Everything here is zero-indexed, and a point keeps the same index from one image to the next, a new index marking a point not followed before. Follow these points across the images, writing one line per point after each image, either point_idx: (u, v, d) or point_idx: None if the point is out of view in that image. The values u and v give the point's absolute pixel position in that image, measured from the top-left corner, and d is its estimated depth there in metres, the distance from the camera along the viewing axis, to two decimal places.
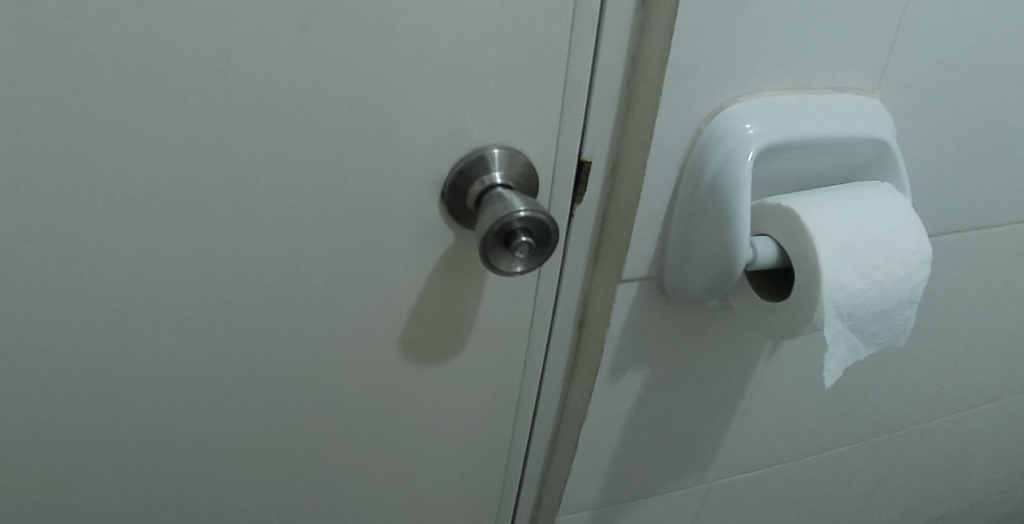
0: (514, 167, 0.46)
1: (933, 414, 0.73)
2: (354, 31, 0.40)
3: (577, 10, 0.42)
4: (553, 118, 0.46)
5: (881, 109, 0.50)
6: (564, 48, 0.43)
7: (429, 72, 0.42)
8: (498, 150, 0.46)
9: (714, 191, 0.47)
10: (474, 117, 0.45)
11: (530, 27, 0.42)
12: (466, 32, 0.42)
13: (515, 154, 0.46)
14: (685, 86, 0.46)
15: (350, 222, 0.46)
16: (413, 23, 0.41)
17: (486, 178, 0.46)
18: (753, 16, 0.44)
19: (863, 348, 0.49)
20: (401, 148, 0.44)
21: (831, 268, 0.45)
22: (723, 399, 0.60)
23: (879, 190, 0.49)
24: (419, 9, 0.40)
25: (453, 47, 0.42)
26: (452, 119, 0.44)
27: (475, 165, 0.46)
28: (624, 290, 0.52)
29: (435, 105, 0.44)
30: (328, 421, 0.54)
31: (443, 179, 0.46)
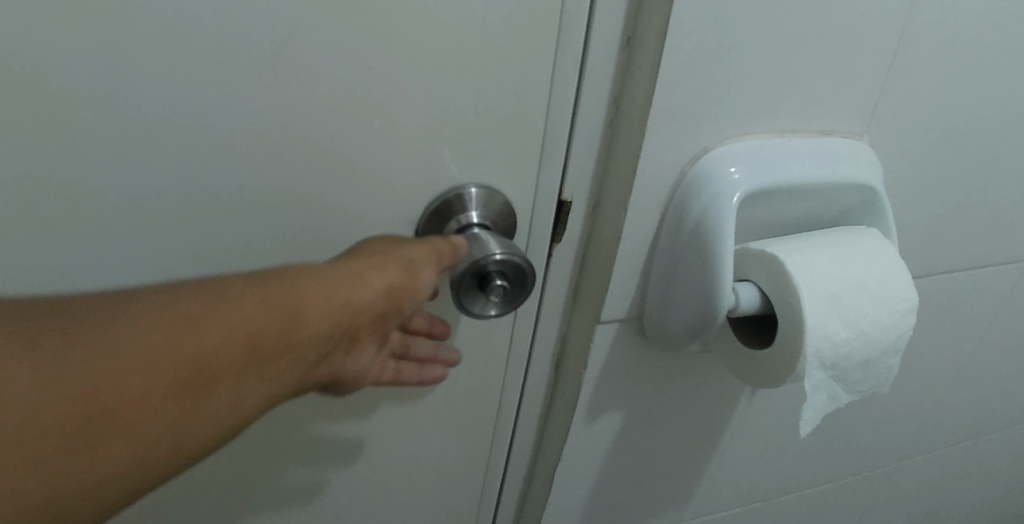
0: (492, 206, 0.45)
1: (916, 450, 0.72)
2: (329, 65, 0.39)
3: (562, 47, 0.41)
4: (533, 157, 0.44)
5: (869, 153, 0.49)
6: (547, 86, 0.42)
7: (408, 108, 0.41)
8: (475, 190, 0.44)
9: (697, 235, 0.46)
10: (452, 155, 0.43)
11: (513, 65, 0.41)
12: (448, 69, 0.40)
13: (493, 193, 0.45)
14: (670, 128, 0.44)
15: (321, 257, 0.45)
16: (393, 57, 0.39)
17: (462, 217, 0.45)
18: (741, 59, 0.43)
19: (844, 397, 0.48)
20: (375, 184, 0.43)
21: (815, 318, 0.44)
22: (704, 439, 0.59)
23: (866, 235, 0.48)
24: (398, 44, 0.39)
25: (434, 83, 0.40)
26: (428, 157, 0.43)
27: (452, 203, 0.44)
28: (603, 332, 0.50)
29: (412, 142, 0.42)
30: (296, 466, 0.51)
31: (417, 217, 0.45)
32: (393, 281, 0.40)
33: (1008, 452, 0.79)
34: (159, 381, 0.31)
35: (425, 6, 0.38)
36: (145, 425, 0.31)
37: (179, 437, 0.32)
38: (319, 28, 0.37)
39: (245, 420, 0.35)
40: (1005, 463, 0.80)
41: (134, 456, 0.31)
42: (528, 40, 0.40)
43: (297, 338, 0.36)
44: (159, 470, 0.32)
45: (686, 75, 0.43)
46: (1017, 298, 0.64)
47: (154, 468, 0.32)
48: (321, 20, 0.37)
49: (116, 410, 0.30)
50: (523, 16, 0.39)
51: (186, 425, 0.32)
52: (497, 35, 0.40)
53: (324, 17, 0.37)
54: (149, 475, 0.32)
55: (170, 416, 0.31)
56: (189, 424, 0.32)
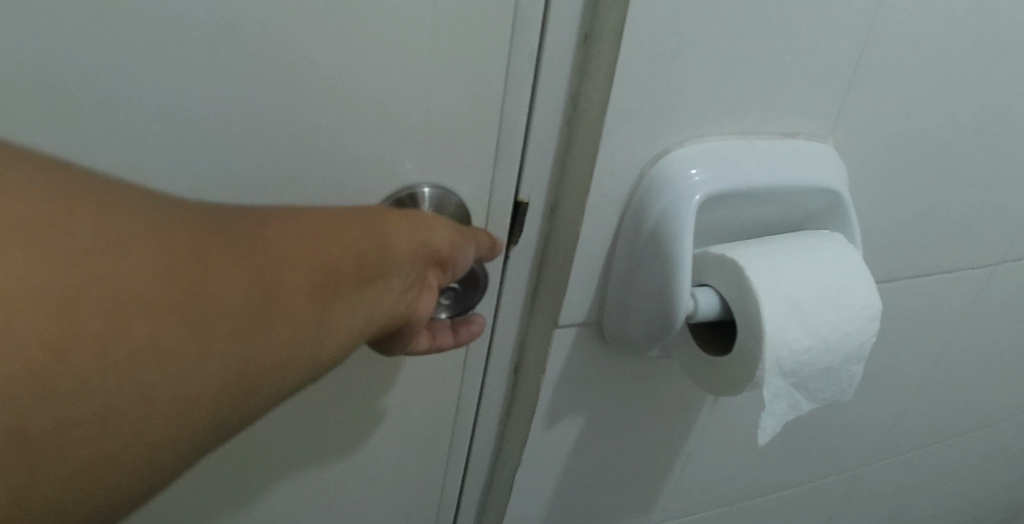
0: (445, 207, 0.44)
1: (885, 454, 0.71)
2: (272, 60, 0.37)
3: (516, 43, 0.40)
4: (487, 157, 0.43)
5: (833, 155, 0.48)
6: (501, 84, 0.41)
7: (356, 105, 0.39)
8: (428, 190, 0.43)
9: (656, 238, 0.45)
10: (404, 154, 0.42)
11: (465, 61, 0.39)
12: (396, 64, 0.39)
13: (446, 194, 0.43)
14: (628, 128, 0.43)
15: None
16: (339, 52, 0.37)
17: None
18: (702, 58, 0.42)
19: (806, 405, 0.47)
20: (322, 185, 0.41)
21: (774, 325, 0.42)
22: (667, 443, 0.58)
23: (829, 240, 0.47)
24: (344, 39, 0.37)
25: (383, 80, 0.39)
26: (378, 156, 0.41)
27: (404, 203, 0.43)
28: (561, 336, 0.49)
29: (360, 141, 0.41)
30: (243, 480, 0.49)
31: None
32: (461, 241, 0.40)
33: (977, 455, 0.79)
34: (298, 288, 0.33)
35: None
36: (284, 329, 0.32)
37: (307, 349, 0.34)
38: (260, 22, 0.36)
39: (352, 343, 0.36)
40: (974, 465, 0.80)
41: (273, 359, 0.32)
42: (480, 35, 0.39)
43: (391, 272, 0.37)
44: (290, 379, 0.33)
45: (645, 74, 0.41)
46: (984, 304, 0.63)
47: (289, 374, 0.33)
48: (262, 13, 0.35)
49: (266, 310, 0.32)
50: (474, 11, 0.38)
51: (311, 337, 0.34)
52: (447, 30, 0.38)
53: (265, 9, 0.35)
54: (283, 382, 0.33)
55: (298, 324, 0.33)
56: (314, 337, 0.34)
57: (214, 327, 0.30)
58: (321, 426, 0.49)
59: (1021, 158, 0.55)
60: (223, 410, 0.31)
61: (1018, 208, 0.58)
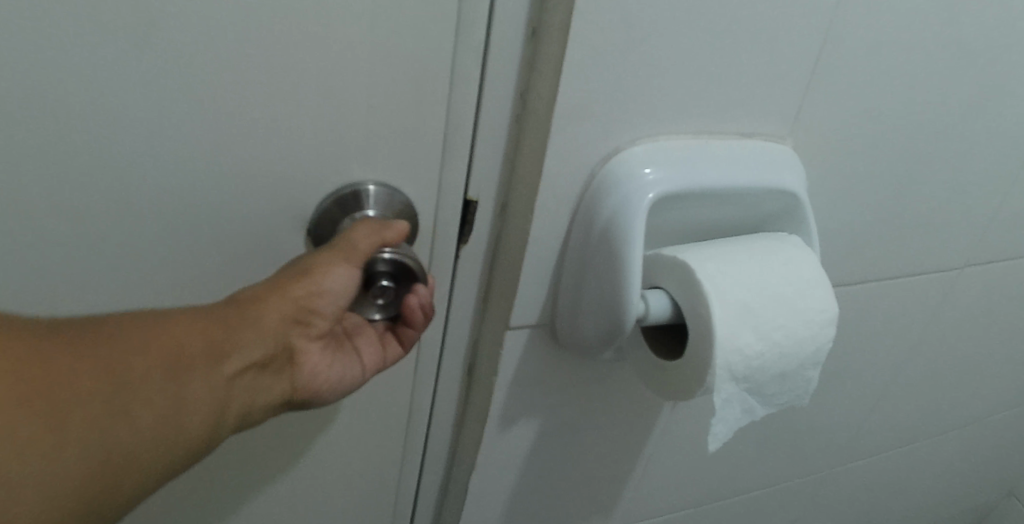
0: (392, 206, 0.42)
1: (850, 457, 0.71)
2: (200, 52, 0.35)
3: (459, 36, 0.38)
4: (435, 156, 0.42)
5: (791, 157, 0.47)
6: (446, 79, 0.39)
7: (293, 100, 0.38)
8: (374, 187, 0.41)
9: (606, 239, 0.44)
10: (347, 152, 0.40)
11: (407, 54, 0.38)
12: (335, 57, 0.37)
13: (394, 192, 0.42)
14: (578, 126, 0.42)
15: (208, 266, 0.41)
16: (273, 44, 0.36)
17: (358, 215, 0.41)
18: (653, 56, 0.41)
19: (759, 410, 0.46)
20: (260, 184, 0.40)
21: (725, 330, 0.41)
22: (626, 446, 0.57)
23: (786, 243, 0.46)
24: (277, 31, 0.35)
25: (321, 72, 0.37)
26: (318, 154, 0.40)
27: (347, 201, 0.41)
28: (513, 338, 0.48)
29: (299, 139, 0.39)
30: (195, 491, 0.47)
31: (309, 218, 0.41)
32: (314, 282, 0.38)
33: (942, 457, 0.79)
34: (146, 370, 0.34)
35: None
36: (142, 415, 0.33)
37: (167, 428, 0.34)
38: (188, 13, 0.34)
39: (219, 420, 0.37)
40: (939, 466, 0.80)
41: (131, 442, 0.33)
42: (424, 29, 0.37)
43: (242, 344, 0.37)
44: (157, 460, 0.34)
45: (594, 70, 0.40)
46: (950, 308, 0.63)
47: (152, 461, 0.34)
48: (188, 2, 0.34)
49: (121, 398, 0.32)
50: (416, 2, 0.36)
51: (172, 421, 0.35)
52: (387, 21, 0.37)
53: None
54: (150, 464, 0.34)
55: (157, 411, 0.34)
56: (175, 416, 0.35)
57: (68, 419, 0.31)
58: (291, 436, 0.48)
59: (985, 162, 0.54)
60: (88, 501, 0.32)
61: (983, 211, 0.57)
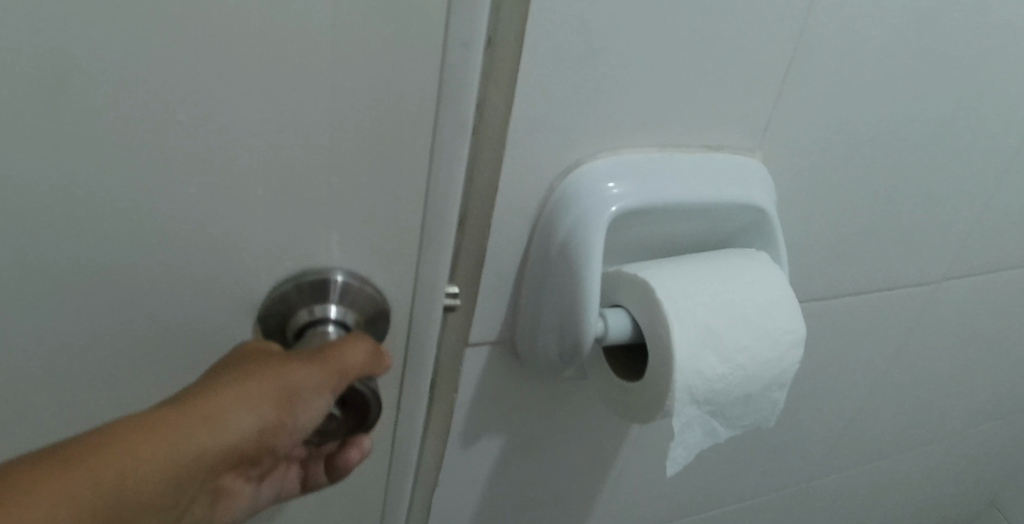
0: (356, 300, 0.35)
1: (827, 469, 0.70)
2: (94, 73, 0.26)
3: (446, 106, 0.30)
4: (406, 243, 0.34)
5: (761, 171, 0.46)
6: (425, 153, 0.31)
7: (226, 175, 0.29)
8: (342, 277, 0.34)
9: (564, 255, 0.42)
10: (295, 198, 0.31)
11: (377, 123, 0.30)
12: (282, 125, 0.29)
13: (362, 283, 0.34)
14: (534, 139, 0.40)
15: (100, 354, 0.33)
16: (201, 105, 0.27)
17: (316, 307, 0.34)
18: (613, 67, 0.39)
19: (722, 433, 0.44)
20: (170, 266, 0.31)
21: (685, 353, 0.40)
22: (593, 462, 0.56)
23: (753, 260, 0.44)
24: (202, 88, 0.27)
25: (262, 141, 0.29)
26: (260, 237, 0.32)
27: (307, 290, 0.33)
28: (472, 355, 0.47)
29: (230, 181, 0.30)
30: None
31: (259, 304, 0.34)
32: (297, 413, 0.32)
33: (921, 468, 0.78)
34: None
35: (240, 33, 0.26)
36: None
37: None
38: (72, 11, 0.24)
39: None
40: (919, 477, 0.79)
41: None
42: (394, 54, 0.28)
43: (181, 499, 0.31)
44: None
45: (551, 80, 0.38)
46: (928, 322, 0.61)
47: None
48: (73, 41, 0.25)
49: None
50: (388, 59, 0.28)
51: None
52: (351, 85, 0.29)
53: (77, 33, 0.25)
54: None
55: None
56: None
57: None
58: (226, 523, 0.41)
59: (962, 174, 0.52)
60: None
61: (960, 225, 0.56)
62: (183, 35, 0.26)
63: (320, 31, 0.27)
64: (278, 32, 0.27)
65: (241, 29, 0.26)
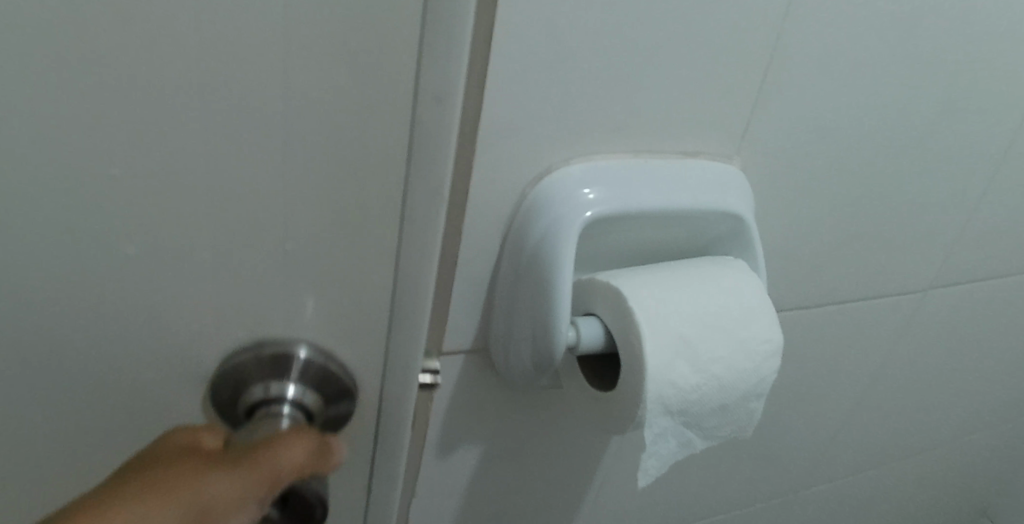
0: (320, 380, 0.30)
1: (815, 479, 0.69)
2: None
3: (418, 169, 0.25)
4: (377, 321, 0.29)
5: (740, 178, 0.45)
6: (394, 221, 0.26)
7: (156, 247, 0.25)
8: (306, 352, 0.29)
9: (536, 263, 0.41)
10: (241, 265, 0.26)
11: (338, 187, 0.25)
12: (222, 189, 0.24)
13: (326, 361, 0.30)
14: (505, 145, 0.39)
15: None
16: (123, 158, 0.23)
17: (273, 385, 0.29)
18: (586, 71, 0.38)
19: (698, 443, 0.43)
20: (88, 343, 0.26)
21: (657, 362, 0.39)
22: (574, 472, 0.56)
23: (730, 268, 0.44)
24: (121, 146, 0.23)
25: (197, 207, 0.24)
26: (202, 314, 0.27)
27: (263, 364, 0.29)
28: (446, 363, 0.46)
29: (159, 245, 0.25)
30: None
31: (205, 377, 0.29)
32: None
33: (911, 478, 0.77)
34: None
35: (167, 83, 0.22)
36: None
37: None
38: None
39: None
40: (911, 485, 0.78)
41: None
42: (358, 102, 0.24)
43: None
44: None
45: (519, 85, 0.37)
46: (915, 331, 0.61)
47: None
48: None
49: None
50: (348, 115, 0.24)
51: None
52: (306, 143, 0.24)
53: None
54: None
55: None
56: None
57: None
58: None
59: (947, 181, 0.52)
60: None
61: (946, 232, 0.55)
62: (94, 83, 0.22)
63: (269, 82, 0.23)
64: (214, 84, 0.22)
65: (168, 80, 0.22)
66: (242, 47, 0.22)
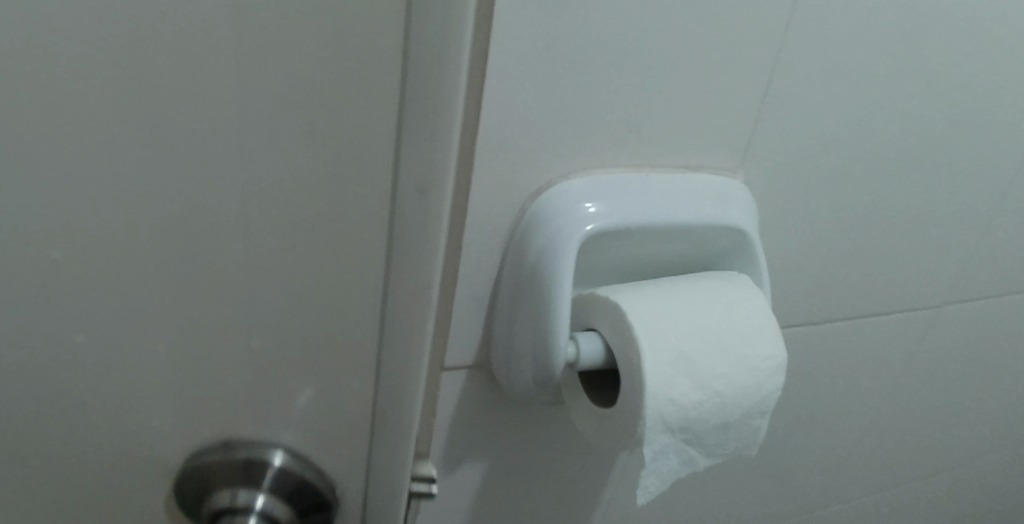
0: (294, 487, 0.28)
1: (831, 498, 0.68)
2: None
3: (398, 248, 0.23)
4: (360, 413, 0.27)
5: (743, 192, 0.45)
6: (374, 300, 0.25)
7: (119, 317, 0.23)
8: (282, 459, 0.28)
9: (535, 278, 0.41)
10: (210, 354, 0.25)
11: (313, 262, 0.24)
12: (184, 271, 0.23)
13: (303, 468, 0.28)
14: (504, 160, 0.39)
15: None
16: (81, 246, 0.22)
17: (243, 493, 0.27)
18: (585, 85, 0.38)
19: (701, 461, 0.43)
20: (50, 432, 0.25)
21: (656, 379, 0.39)
22: (582, 489, 0.55)
23: (733, 283, 0.43)
24: (74, 221, 0.22)
25: (160, 293, 0.23)
26: (171, 395, 0.25)
27: (234, 471, 0.27)
28: (449, 378, 0.46)
29: (124, 332, 0.24)
30: None
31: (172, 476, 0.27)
32: None
33: (930, 494, 0.76)
34: None
35: (125, 171, 0.21)
36: None
37: None
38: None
39: None
40: (929, 501, 0.77)
41: None
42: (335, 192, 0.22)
43: None
44: None
45: (517, 99, 0.37)
46: (927, 345, 0.60)
47: None
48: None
49: None
50: (324, 205, 0.23)
51: None
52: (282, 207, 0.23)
53: None
54: None
55: None
56: None
57: None
58: None
59: (957, 193, 0.51)
60: None
61: (958, 244, 0.54)
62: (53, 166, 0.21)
63: (235, 161, 0.22)
64: (174, 170, 0.21)
65: (127, 155, 0.21)
66: (205, 139, 0.21)
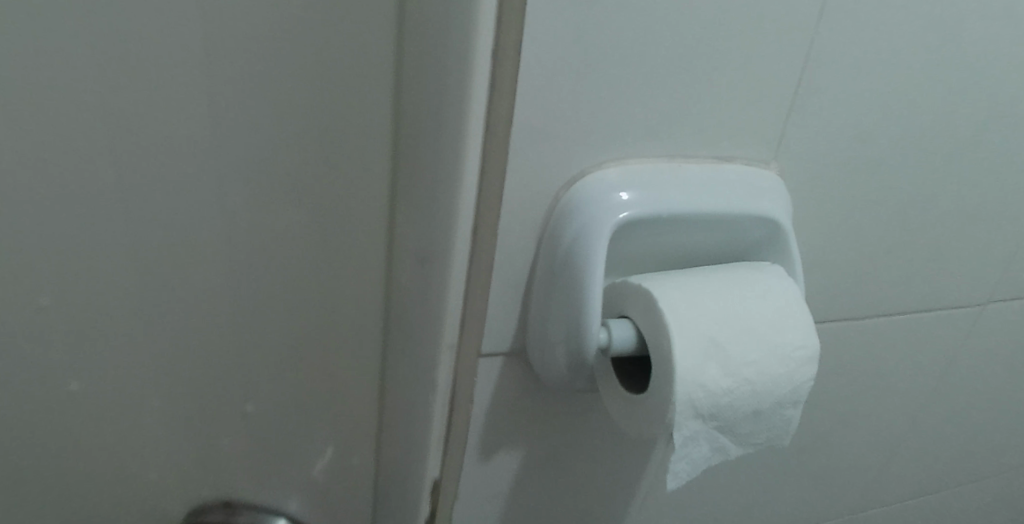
0: None
1: (870, 497, 0.68)
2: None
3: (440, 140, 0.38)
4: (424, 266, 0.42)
5: (776, 183, 0.45)
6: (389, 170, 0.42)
7: (253, 206, 0.43)
8: None
9: (569, 266, 0.42)
10: (290, 169, 0.42)
11: (339, 103, 0.40)
12: (282, 143, 0.41)
13: None
14: (539, 150, 0.41)
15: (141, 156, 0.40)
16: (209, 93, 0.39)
17: None
18: (618, 77, 0.39)
19: (732, 449, 0.43)
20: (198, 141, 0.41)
21: (686, 364, 0.39)
22: (618, 481, 0.56)
23: (765, 273, 0.44)
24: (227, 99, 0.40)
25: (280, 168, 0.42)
26: (283, 233, 0.44)
27: None
28: (485, 366, 0.47)
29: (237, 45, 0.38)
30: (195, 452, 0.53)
31: None
32: None
33: (973, 494, 0.76)
34: None
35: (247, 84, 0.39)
36: None
37: None
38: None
39: None
40: (973, 501, 0.77)
41: None
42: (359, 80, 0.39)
43: None
44: None
45: (550, 90, 0.39)
46: (965, 342, 0.60)
47: None
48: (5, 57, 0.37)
49: None
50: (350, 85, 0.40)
51: None
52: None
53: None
54: None
55: None
56: None
57: None
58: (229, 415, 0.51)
59: (992, 186, 0.52)
60: None
61: (995, 237, 0.55)
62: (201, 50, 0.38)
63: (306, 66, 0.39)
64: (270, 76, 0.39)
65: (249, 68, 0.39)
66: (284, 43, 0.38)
